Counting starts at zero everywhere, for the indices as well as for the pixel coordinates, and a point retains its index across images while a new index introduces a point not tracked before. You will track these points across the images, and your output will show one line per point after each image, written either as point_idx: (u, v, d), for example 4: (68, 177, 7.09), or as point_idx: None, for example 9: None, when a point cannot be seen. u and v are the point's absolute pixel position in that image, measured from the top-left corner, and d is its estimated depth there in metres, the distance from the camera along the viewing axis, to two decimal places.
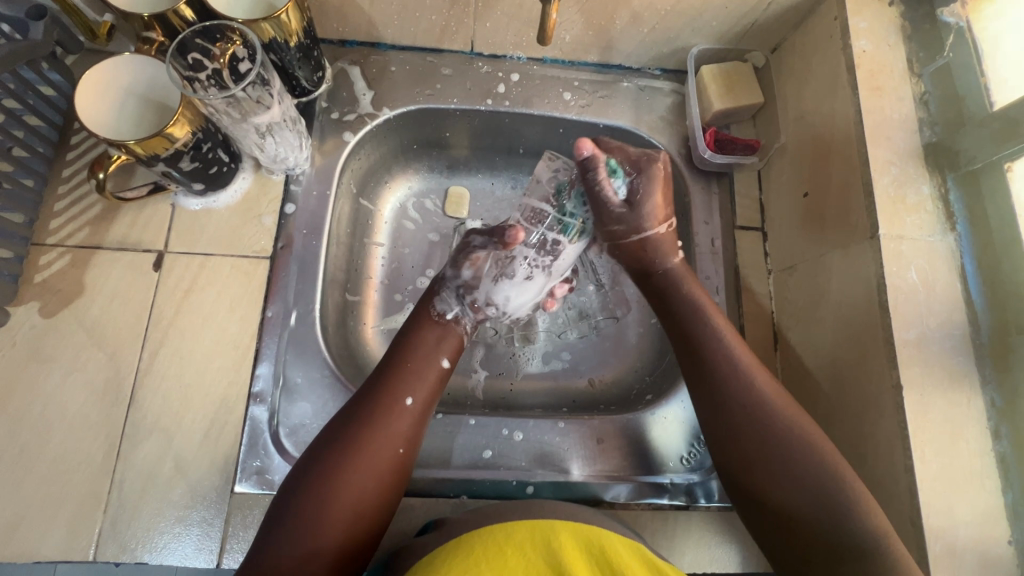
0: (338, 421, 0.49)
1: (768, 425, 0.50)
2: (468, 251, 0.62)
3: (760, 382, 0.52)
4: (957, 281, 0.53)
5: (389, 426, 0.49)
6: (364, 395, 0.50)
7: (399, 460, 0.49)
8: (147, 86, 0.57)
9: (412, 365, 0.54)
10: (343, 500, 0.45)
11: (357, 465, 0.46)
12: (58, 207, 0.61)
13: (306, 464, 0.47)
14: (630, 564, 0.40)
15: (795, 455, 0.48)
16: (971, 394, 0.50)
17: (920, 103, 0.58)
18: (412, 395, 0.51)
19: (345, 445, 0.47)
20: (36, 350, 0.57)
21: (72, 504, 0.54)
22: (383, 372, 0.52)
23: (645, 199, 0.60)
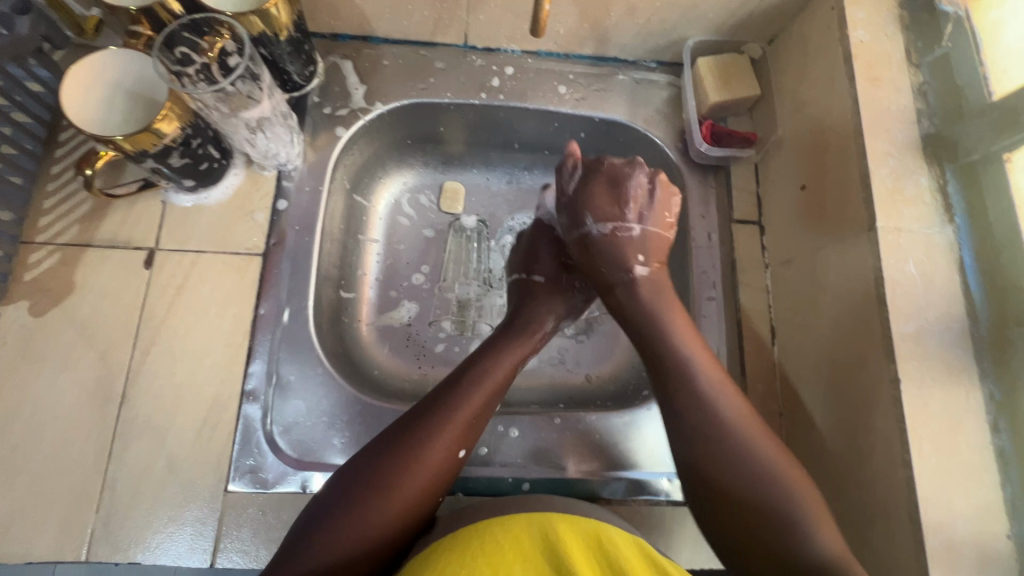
0: (393, 445, 0.47)
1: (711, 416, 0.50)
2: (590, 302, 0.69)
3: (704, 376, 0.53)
4: (956, 273, 0.52)
5: (441, 471, 0.48)
6: (425, 428, 0.49)
7: (435, 500, 0.48)
8: (135, 81, 0.56)
9: (480, 407, 0.52)
10: (375, 536, 0.44)
11: (400, 503, 0.45)
12: (47, 204, 0.61)
13: (349, 486, 0.45)
14: (628, 557, 0.39)
15: (739, 454, 0.49)
16: (969, 387, 0.50)
17: (918, 93, 0.57)
18: (468, 443, 0.51)
19: (394, 480, 0.46)
20: (27, 348, 0.57)
21: (63, 505, 0.53)
22: (450, 406, 0.50)
23: (593, 186, 0.61)
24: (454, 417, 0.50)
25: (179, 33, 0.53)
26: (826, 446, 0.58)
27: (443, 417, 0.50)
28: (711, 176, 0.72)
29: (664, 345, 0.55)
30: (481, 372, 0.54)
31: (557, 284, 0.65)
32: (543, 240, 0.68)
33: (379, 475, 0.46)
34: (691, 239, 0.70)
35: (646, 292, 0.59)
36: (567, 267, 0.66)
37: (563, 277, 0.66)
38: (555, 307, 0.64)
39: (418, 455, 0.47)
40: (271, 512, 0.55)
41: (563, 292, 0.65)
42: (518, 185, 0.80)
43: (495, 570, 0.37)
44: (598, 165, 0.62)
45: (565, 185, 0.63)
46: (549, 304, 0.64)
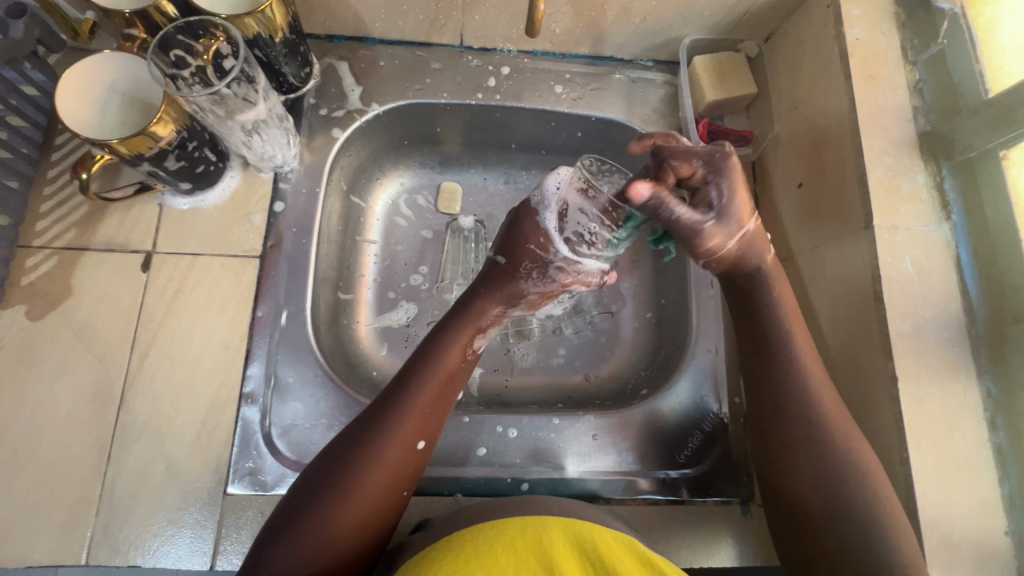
0: (346, 450, 0.47)
1: (810, 413, 0.49)
2: (546, 293, 0.58)
3: (811, 369, 0.50)
4: (953, 271, 0.53)
5: (398, 467, 0.48)
6: (374, 430, 0.48)
7: (401, 496, 0.49)
8: (130, 84, 0.56)
9: (432, 398, 0.51)
10: (341, 542, 0.44)
11: (360, 505, 0.45)
12: (44, 208, 0.61)
13: (308, 496, 0.45)
14: (625, 560, 0.39)
15: (833, 451, 0.48)
16: (967, 384, 0.50)
17: (914, 91, 0.57)
18: (424, 434, 0.50)
19: (349, 484, 0.45)
20: (25, 353, 0.57)
21: (63, 509, 0.53)
22: (399, 401, 0.49)
23: (730, 201, 0.47)
24: (405, 412, 0.49)
25: (173, 35, 0.53)
26: None
27: (393, 415, 0.49)
28: None
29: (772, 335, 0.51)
30: (429, 362, 0.52)
31: (515, 268, 0.55)
32: (523, 218, 0.54)
33: (334, 482, 0.45)
34: None
35: (772, 267, 0.51)
36: (531, 251, 0.53)
37: (523, 263, 0.54)
38: (507, 295, 0.56)
39: (372, 456, 0.47)
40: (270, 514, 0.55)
41: (518, 280, 0.55)
42: (516, 185, 0.79)
43: (487, 571, 0.38)
44: (716, 165, 0.47)
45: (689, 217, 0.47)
46: (501, 291, 0.55)
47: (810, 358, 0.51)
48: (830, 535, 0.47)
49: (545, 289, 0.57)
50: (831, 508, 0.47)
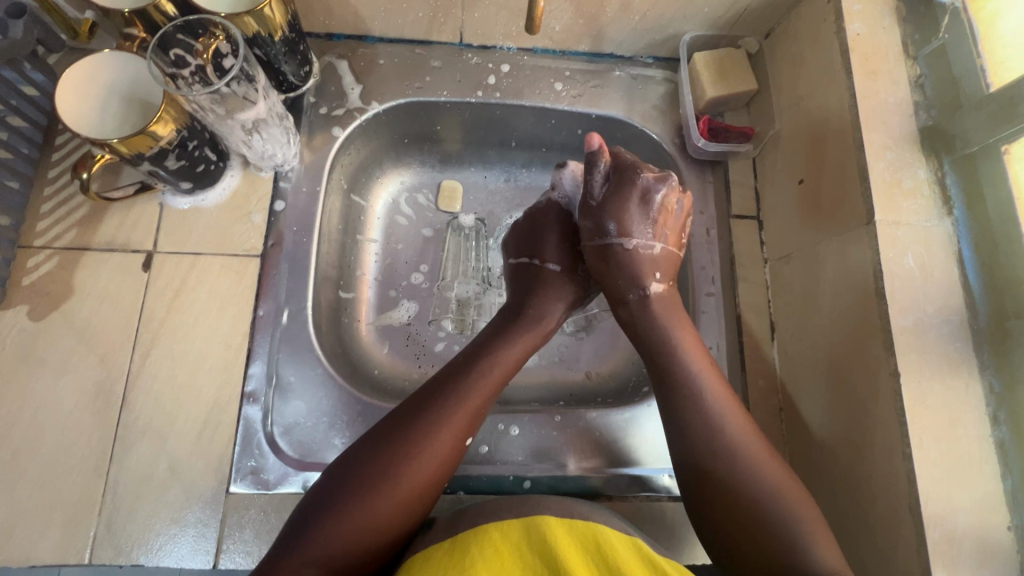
0: (401, 427, 0.48)
1: (711, 433, 0.51)
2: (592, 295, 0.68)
3: (709, 390, 0.54)
4: (954, 266, 0.52)
5: (448, 454, 0.49)
6: (434, 411, 0.50)
7: (441, 489, 0.49)
8: (130, 84, 0.56)
9: (487, 397, 0.53)
10: (384, 524, 0.45)
11: (409, 489, 0.46)
12: (44, 208, 0.61)
13: (357, 472, 0.46)
14: (630, 563, 0.39)
15: (737, 468, 0.49)
16: (969, 379, 0.50)
17: (916, 86, 0.57)
18: (473, 433, 0.52)
19: (402, 459, 0.47)
20: (27, 353, 0.57)
21: (66, 508, 0.54)
22: (457, 393, 0.51)
23: (620, 206, 0.60)
24: (462, 404, 0.51)
25: (173, 34, 0.53)
26: (827, 440, 0.58)
27: (451, 403, 0.51)
28: (709, 171, 0.72)
29: (667, 358, 0.56)
30: (490, 360, 0.55)
31: (574, 273, 0.65)
32: (559, 228, 0.66)
33: (386, 455, 0.47)
34: (690, 235, 0.70)
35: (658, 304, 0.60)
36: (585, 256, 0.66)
37: (576, 266, 0.66)
38: (565, 296, 0.64)
39: (427, 441, 0.48)
40: (273, 513, 0.55)
41: (576, 281, 0.65)
42: (516, 183, 0.79)
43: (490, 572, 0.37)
44: (627, 173, 0.60)
45: (593, 186, 0.61)
46: (563, 292, 0.64)
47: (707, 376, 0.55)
48: (747, 554, 0.46)
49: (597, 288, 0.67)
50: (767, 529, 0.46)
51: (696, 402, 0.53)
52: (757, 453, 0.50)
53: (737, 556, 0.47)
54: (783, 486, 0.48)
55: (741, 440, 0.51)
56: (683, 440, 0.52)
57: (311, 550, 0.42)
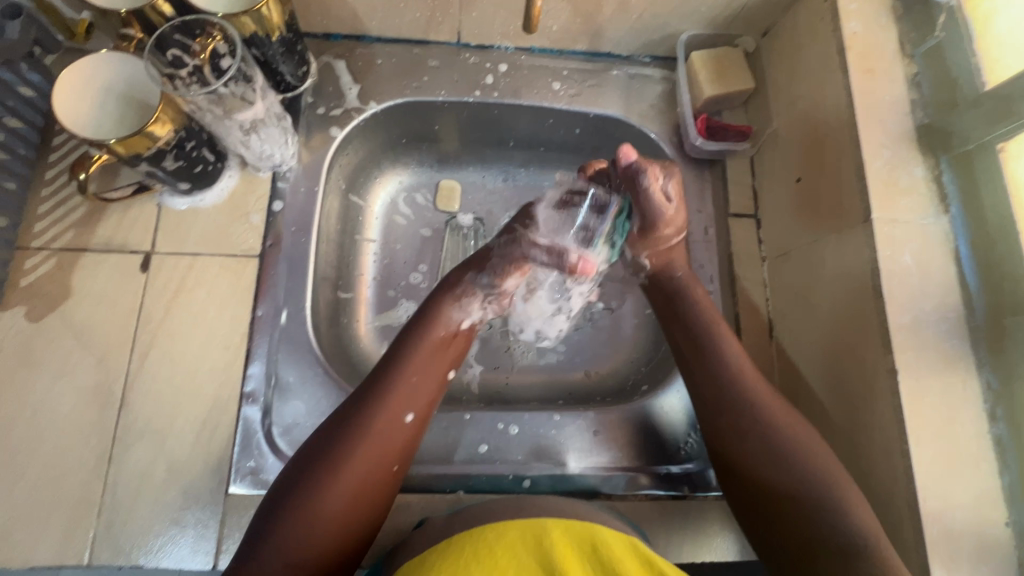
0: (333, 426, 0.48)
1: (744, 394, 0.52)
2: (512, 262, 0.60)
3: (740, 362, 0.54)
4: (951, 263, 0.53)
5: (384, 439, 0.48)
6: (364, 403, 0.49)
7: (391, 473, 0.49)
8: (128, 84, 0.56)
9: (416, 373, 0.52)
10: (334, 520, 0.44)
11: (350, 479, 0.45)
12: (41, 210, 0.61)
13: (298, 473, 0.45)
14: (626, 562, 0.39)
15: (772, 437, 0.50)
16: (966, 376, 0.50)
17: (912, 85, 0.57)
18: (413, 409, 0.51)
19: (338, 454, 0.46)
20: (25, 354, 0.57)
21: (65, 509, 0.53)
22: (384, 379, 0.51)
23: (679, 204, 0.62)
24: (390, 387, 0.50)
25: (170, 34, 0.53)
26: (826, 438, 0.58)
27: (380, 389, 0.50)
28: (707, 170, 0.72)
29: (697, 320, 0.57)
30: (411, 339, 0.54)
31: (488, 240, 0.62)
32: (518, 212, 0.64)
33: (322, 454, 0.46)
34: (688, 234, 0.70)
35: (687, 279, 0.62)
36: (507, 225, 0.62)
37: (493, 236, 0.62)
38: (482, 264, 0.60)
39: (357, 431, 0.47)
40: None
41: (489, 248, 0.61)
42: (515, 183, 0.80)
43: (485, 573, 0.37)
44: (671, 170, 0.61)
45: (656, 201, 0.59)
46: (481, 263, 0.60)
47: (732, 342, 0.56)
48: (788, 513, 0.47)
49: (511, 255, 0.60)
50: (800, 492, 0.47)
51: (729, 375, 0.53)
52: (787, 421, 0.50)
53: (777, 516, 0.48)
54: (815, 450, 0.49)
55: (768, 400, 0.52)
56: (719, 402, 0.53)
57: (266, 560, 0.42)
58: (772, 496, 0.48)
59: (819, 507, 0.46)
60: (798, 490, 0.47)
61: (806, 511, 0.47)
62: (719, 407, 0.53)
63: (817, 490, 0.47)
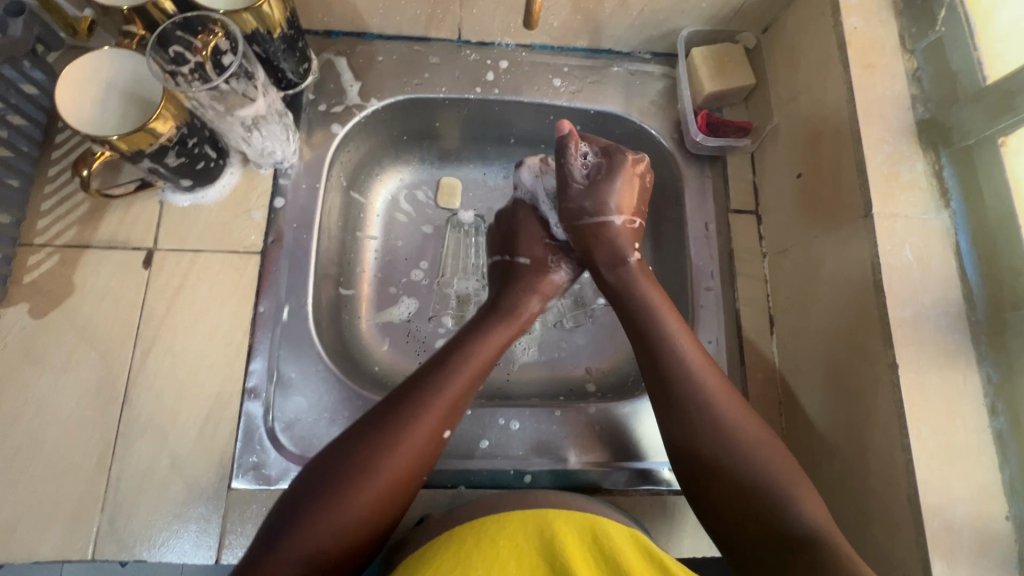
0: (377, 430, 0.48)
1: (694, 387, 0.53)
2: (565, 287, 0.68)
3: (689, 353, 0.55)
4: (952, 258, 0.53)
5: (424, 451, 0.49)
6: (411, 412, 0.49)
7: (417, 484, 0.49)
8: (129, 81, 0.56)
9: (464, 391, 0.53)
10: (359, 523, 0.44)
11: (387, 486, 0.46)
12: (44, 206, 0.61)
13: (332, 473, 0.46)
14: (629, 556, 0.39)
15: (726, 429, 0.50)
16: (967, 370, 0.50)
17: (912, 79, 0.57)
18: (450, 426, 0.51)
19: (379, 461, 0.46)
20: (29, 350, 0.57)
21: (68, 504, 0.54)
22: (431, 390, 0.51)
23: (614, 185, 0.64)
24: (439, 401, 0.51)
25: (172, 31, 0.54)
26: (826, 433, 0.58)
27: (428, 401, 0.50)
28: (707, 167, 0.72)
29: (643, 314, 0.58)
30: (464, 353, 0.55)
31: (540, 261, 0.66)
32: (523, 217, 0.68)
33: (363, 458, 0.46)
34: (688, 230, 0.70)
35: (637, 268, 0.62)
36: (548, 246, 0.67)
37: (546, 257, 0.66)
38: (540, 288, 0.64)
39: (400, 440, 0.48)
40: None
41: (548, 272, 0.66)
42: None
43: (489, 564, 0.38)
44: (612, 153, 0.65)
45: (574, 171, 0.64)
46: (537, 284, 0.64)
47: (684, 335, 0.56)
48: (738, 506, 0.48)
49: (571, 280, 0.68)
50: (750, 486, 0.48)
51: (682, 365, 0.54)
52: (737, 414, 0.51)
53: (723, 508, 0.49)
54: (765, 446, 0.50)
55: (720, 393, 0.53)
56: (667, 394, 0.53)
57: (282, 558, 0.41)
58: (732, 489, 0.48)
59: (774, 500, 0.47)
60: (756, 484, 0.48)
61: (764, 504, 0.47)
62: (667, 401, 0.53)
63: (769, 482, 0.48)
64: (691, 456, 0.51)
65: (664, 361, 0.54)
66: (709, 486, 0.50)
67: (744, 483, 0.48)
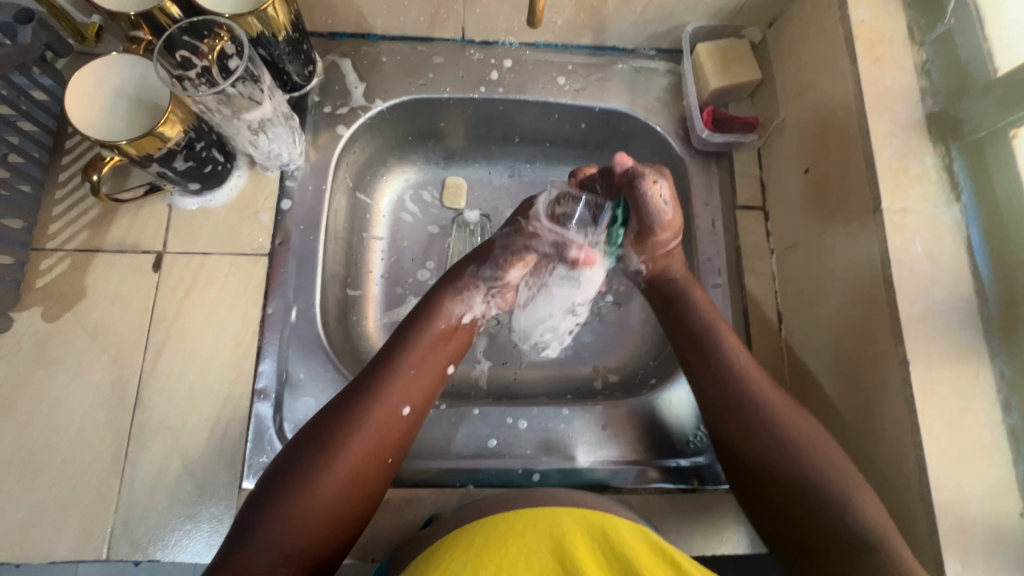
0: (331, 418, 0.48)
1: (749, 388, 0.52)
2: (516, 252, 0.61)
3: (743, 359, 0.54)
4: (963, 252, 0.52)
5: (381, 430, 0.49)
6: (362, 395, 0.49)
7: (385, 464, 0.49)
8: (137, 86, 0.57)
9: (416, 366, 0.53)
10: (326, 508, 0.45)
11: (345, 468, 0.46)
12: (56, 211, 0.62)
13: (292, 460, 0.46)
14: (642, 555, 0.39)
15: (782, 433, 0.50)
16: (979, 366, 0.50)
17: (922, 72, 0.57)
18: (409, 402, 0.51)
19: (332, 445, 0.46)
20: (43, 353, 0.58)
21: (83, 505, 0.54)
22: (384, 371, 0.51)
23: (673, 205, 0.60)
24: (388, 379, 0.51)
25: (178, 36, 0.54)
26: (838, 433, 0.58)
27: (379, 381, 0.51)
28: (713, 163, 0.72)
29: (696, 319, 0.58)
30: (414, 332, 0.55)
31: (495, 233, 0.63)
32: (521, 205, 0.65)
33: (319, 444, 0.46)
34: (695, 227, 0.70)
35: (687, 281, 0.62)
36: (521, 222, 0.63)
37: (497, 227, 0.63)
38: (488, 254, 0.61)
39: (354, 421, 0.48)
40: None
41: (491, 240, 0.62)
42: (521, 178, 0.80)
43: (497, 565, 0.38)
44: (659, 170, 0.60)
45: (661, 203, 0.58)
46: (481, 253, 0.61)
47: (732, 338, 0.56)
48: (804, 513, 0.47)
49: (513, 244, 0.61)
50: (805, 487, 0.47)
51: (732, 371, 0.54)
52: (794, 415, 0.51)
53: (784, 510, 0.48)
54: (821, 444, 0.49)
55: (775, 396, 0.52)
56: (722, 391, 0.53)
57: (252, 552, 0.42)
58: (783, 494, 0.48)
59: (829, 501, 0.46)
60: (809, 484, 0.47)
61: (814, 504, 0.47)
62: (719, 403, 0.53)
63: (822, 483, 0.47)
64: (745, 457, 0.51)
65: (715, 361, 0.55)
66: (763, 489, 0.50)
67: (796, 483, 0.48)
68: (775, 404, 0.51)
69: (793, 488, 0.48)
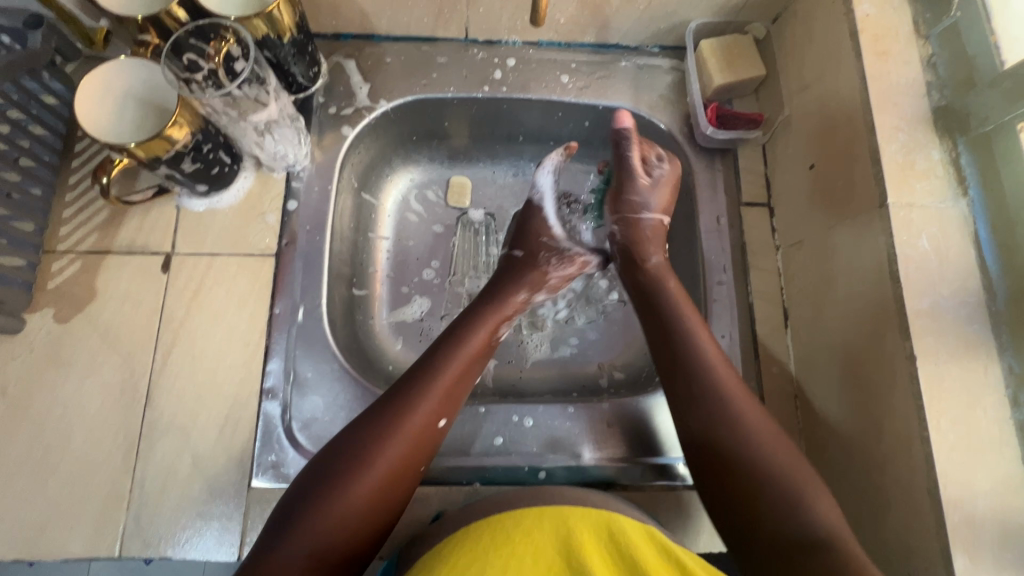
0: (370, 426, 0.49)
1: (710, 380, 0.53)
2: (566, 279, 0.67)
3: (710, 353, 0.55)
4: (970, 247, 0.52)
5: (420, 440, 0.50)
6: (403, 405, 0.50)
7: (417, 472, 0.50)
8: (145, 89, 0.57)
9: (454, 379, 0.54)
10: (360, 514, 0.46)
11: (383, 476, 0.47)
12: (66, 214, 0.63)
13: (330, 466, 0.47)
14: (647, 556, 0.39)
15: (737, 428, 0.51)
16: (987, 361, 0.49)
17: (928, 66, 0.56)
18: (446, 414, 0.53)
19: (373, 453, 0.47)
20: (55, 353, 0.59)
21: (96, 503, 0.55)
22: (426, 379, 0.52)
23: (661, 183, 0.65)
24: (430, 389, 0.52)
25: (185, 39, 0.54)
26: (845, 429, 0.58)
27: (420, 392, 0.51)
28: (718, 160, 0.72)
29: (666, 310, 0.58)
30: (454, 345, 0.56)
31: (534, 258, 0.65)
32: (530, 217, 0.67)
33: (359, 451, 0.47)
34: (700, 224, 0.70)
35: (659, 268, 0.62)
36: (545, 242, 0.65)
37: (541, 252, 0.65)
38: (530, 280, 0.63)
39: (395, 429, 0.49)
40: None
41: (539, 266, 0.65)
42: (525, 177, 0.80)
43: (504, 561, 0.38)
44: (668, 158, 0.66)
45: (632, 164, 0.64)
46: (524, 277, 0.63)
47: (700, 326, 0.57)
48: (761, 507, 0.47)
49: (565, 274, 0.66)
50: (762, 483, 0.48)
51: (703, 366, 0.54)
52: (751, 411, 0.52)
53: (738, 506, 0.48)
54: (773, 444, 0.50)
55: (737, 391, 0.53)
56: (681, 380, 0.54)
57: (287, 553, 0.43)
58: (741, 491, 0.48)
59: (784, 501, 0.47)
60: (761, 482, 0.48)
61: (765, 501, 0.47)
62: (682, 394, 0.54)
63: (777, 479, 0.48)
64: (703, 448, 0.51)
65: (683, 354, 0.55)
66: (726, 485, 0.49)
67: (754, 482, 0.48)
68: (737, 399, 0.52)
69: (748, 483, 0.48)
